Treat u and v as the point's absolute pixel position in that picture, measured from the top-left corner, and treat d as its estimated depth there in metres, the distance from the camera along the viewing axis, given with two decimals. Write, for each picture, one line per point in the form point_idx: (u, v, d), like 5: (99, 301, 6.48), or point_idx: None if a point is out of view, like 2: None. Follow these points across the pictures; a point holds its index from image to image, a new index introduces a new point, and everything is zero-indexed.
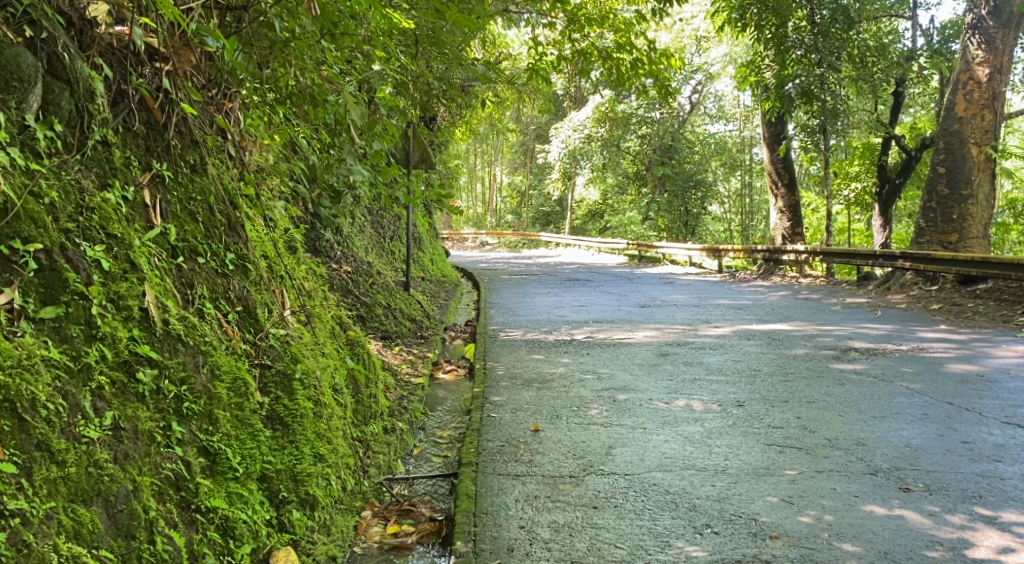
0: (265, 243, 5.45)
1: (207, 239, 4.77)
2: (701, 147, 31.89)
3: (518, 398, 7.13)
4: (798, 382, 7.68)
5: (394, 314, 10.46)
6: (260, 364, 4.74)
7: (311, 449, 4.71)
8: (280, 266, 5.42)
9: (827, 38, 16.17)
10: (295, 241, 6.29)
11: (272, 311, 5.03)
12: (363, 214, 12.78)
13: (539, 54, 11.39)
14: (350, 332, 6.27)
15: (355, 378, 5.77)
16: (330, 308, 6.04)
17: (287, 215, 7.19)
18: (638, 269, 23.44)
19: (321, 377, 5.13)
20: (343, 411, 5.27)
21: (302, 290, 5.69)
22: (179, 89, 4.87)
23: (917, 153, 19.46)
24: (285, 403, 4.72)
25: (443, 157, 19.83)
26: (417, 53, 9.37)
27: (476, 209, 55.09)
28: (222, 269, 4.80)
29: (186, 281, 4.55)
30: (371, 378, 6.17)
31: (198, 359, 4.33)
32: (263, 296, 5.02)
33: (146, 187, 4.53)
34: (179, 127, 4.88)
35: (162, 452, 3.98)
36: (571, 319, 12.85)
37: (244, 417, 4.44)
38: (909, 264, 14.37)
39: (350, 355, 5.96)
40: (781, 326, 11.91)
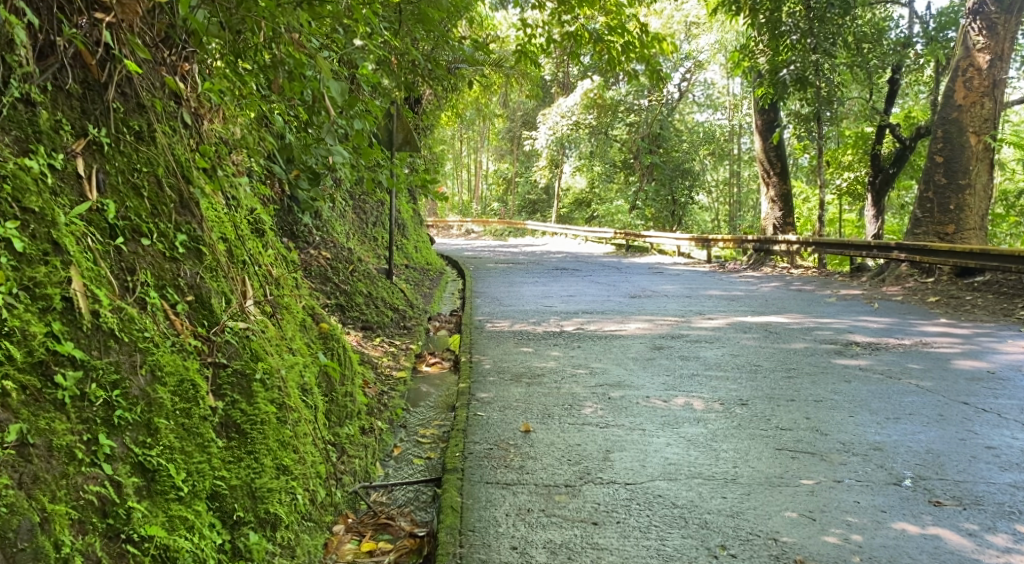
0: (225, 222, 4.93)
1: (154, 217, 4.29)
2: (690, 136, 31.45)
3: (506, 395, 6.68)
4: (803, 378, 7.24)
5: (375, 303, 10.00)
6: (213, 363, 4.23)
7: (272, 460, 4.24)
8: (242, 250, 4.91)
9: (823, 23, 15.64)
10: (264, 223, 5.80)
11: (230, 301, 4.52)
12: (345, 198, 12.26)
13: (527, 35, 10.89)
14: (324, 324, 5.77)
15: (328, 375, 5.29)
16: (300, 298, 5.56)
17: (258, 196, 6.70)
18: (626, 259, 23.01)
19: (286, 377, 4.64)
20: (312, 412, 4.78)
21: (269, 279, 5.19)
22: (124, 42, 4.35)
23: (911, 143, 19.09)
24: (242, 408, 4.24)
25: (428, 142, 19.33)
26: (401, 29, 8.88)
27: (462, 196, 54.53)
28: (172, 254, 4.30)
29: (127, 266, 4.05)
30: (347, 374, 5.68)
31: (135, 358, 3.84)
32: (221, 284, 4.51)
33: (80, 155, 4.05)
34: (122, 87, 4.38)
35: (85, 471, 3.51)
36: (559, 309, 12.38)
37: (193, 425, 3.96)
38: (905, 256, 13.96)
39: (323, 350, 5.47)
40: (777, 318, 11.46)
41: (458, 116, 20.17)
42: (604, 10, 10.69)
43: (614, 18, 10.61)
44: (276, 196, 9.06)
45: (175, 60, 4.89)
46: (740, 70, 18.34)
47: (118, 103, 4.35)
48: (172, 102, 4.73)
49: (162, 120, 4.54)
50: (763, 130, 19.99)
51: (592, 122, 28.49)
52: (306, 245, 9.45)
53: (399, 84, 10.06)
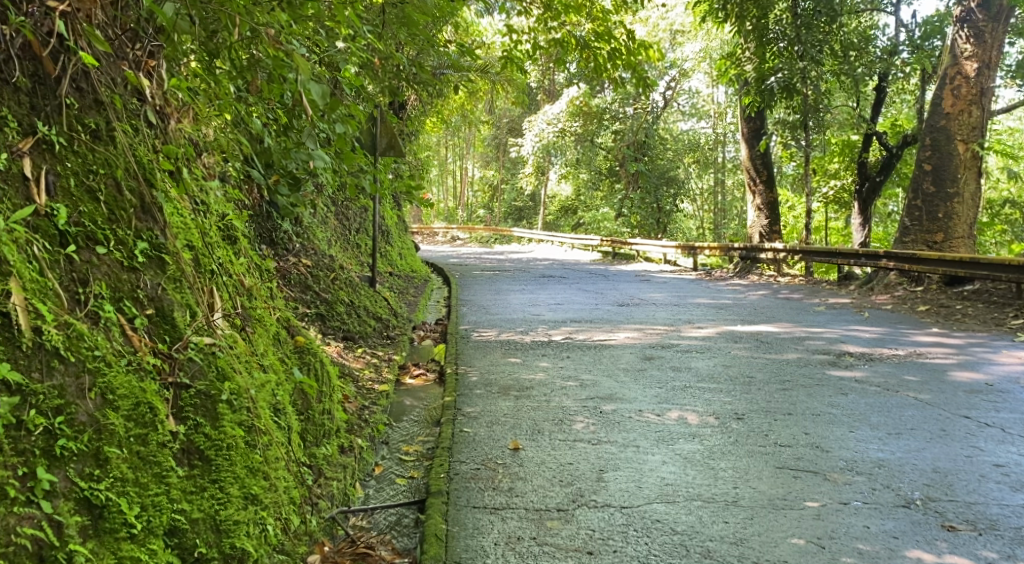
0: (193, 228, 4.65)
1: (112, 224, 4.03)
2: (675, 143, 31.29)
3: (494, 409, 6.42)
4: (798, 390, 6.99)
5: (358, 312, 9.72)
6: (174, 384, 3.96)
7: (240, 488, 3.96)
8: (211, 259, 4.63)
9: (810, 31, 15.69)
10: (237, 230, 5.52)
11: (196, 314, 4.25)
12: (327, 204, 12.00)
13: (513, 42, 10.69)
14: (299, 337, 5.49)
15: (304, 392, 5.01)
16: (274, 309, 5.29)
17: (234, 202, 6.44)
18: (613, 267, 22.80)
19: (257, 397, 4.36)
20: (285, 433, 4.51)
21: (241, 289, 4.91)
22: (80, 34, 4.10)
23: (897, 151, 18.96)
24: (207, 432, 3.97)
25: (413, 149, 19.09)
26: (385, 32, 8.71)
27: (448, 203, 54.26)
28: (131, 263, 4.04)
29: (79, 277, 3.80)
30: (324, 390, 5.40)
31: (82, 380, 3.58)
32: (186, 296, 4.23)
33: (28, 155, 3.78)
34: (77, 81, 4.12)
35: (20, 511, 3.24)
36: (545, 318, 12.13)
37: (150, 453, 3.69)
38: (894, 264, 13.77)
39: (298, 365, 5.19)
40: (767, 328, 11.22)
41: (444, 122, 19.93)
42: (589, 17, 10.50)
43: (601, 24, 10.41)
44: (254, 202, 8.78)
45: (141, 55, 4.64)
46: (726, 78, 18.15)
47: (72, 99, 4.08)
48: (134, 100, 4.47)
49: (122, 118, 4.27)
50: (749, 137, 19.77)
51: (578, 130, 28.58)
52: (286, 253, 9.18)
53: (381, 88, 9.84)
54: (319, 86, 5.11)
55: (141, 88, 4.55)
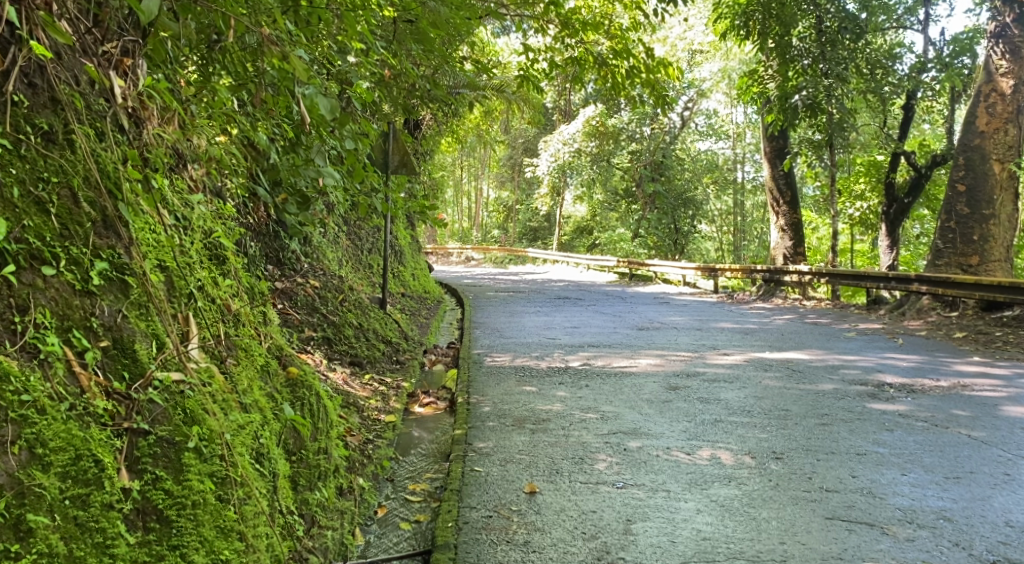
0: (166, 243, 4.24)
1: (63, 240, 3.73)
2: (692, 164, 30.76)
3: (508, 445, 5.91)
4: (839, 426, 6.48)
5: (366, 335, 9.25)
6: (130, 429, 3.62)
7: (207, 554, 3.60)
8: (184, 282, 4.22)
9: (835, 47, 15.16)
10: (225, 250, 5.05)
11: (161, 345, 3.90)
12: (338, 223, 11.58)
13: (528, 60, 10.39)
14: (291, 369, 4.97)
15: (295, 431, 4.57)
16: (261, 339, 4.84)
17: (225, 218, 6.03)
18: (631, 289, 22.23)
19: (234, 443, 3.96)
20: (268, 482, 4.09)
21: (224, 316, 4.51)
22: (34, 23, 3.78)
23: (926, 171, 18.38)
24: (167, 488, 3.62)
25: (429, 168, 18.69)
26: (402, 46, 8.32)
27: (462, 224, 53.88)
28: (85, 287, 3.74)
29: (19, 304, 3.52)
30: (319, 427, 4.92)
31: (6, 430, 3.28)
32: (149, 324, 3.89)
33: None
34: (26, 72, 3.80)
35: None
36: (563, 342, 11.61)
37: (91, 518, 3.37)
38: (926, 288, 13.18)
39: (289, 403, 4.71)
40: (797, 354, 10.68)
41: (459, 141, 19.53)
42: (608, 33, 10.17)
43: (619, 41, 10.07)
44: (259, 219, 8.35)
45: (113, 52, 4.30)
46: (748, 96, 17.62)
47: (22, 95, 3.77)
48: (101, 100, 4.14)
49: (83, 120, 3.95)
50: (772, 157, 19.24)
51: (595, 150, 28.09)
52: (293, 274, 8.75)
53: (393, 104, 9.46)
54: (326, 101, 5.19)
55: (111, 88, 4.21)
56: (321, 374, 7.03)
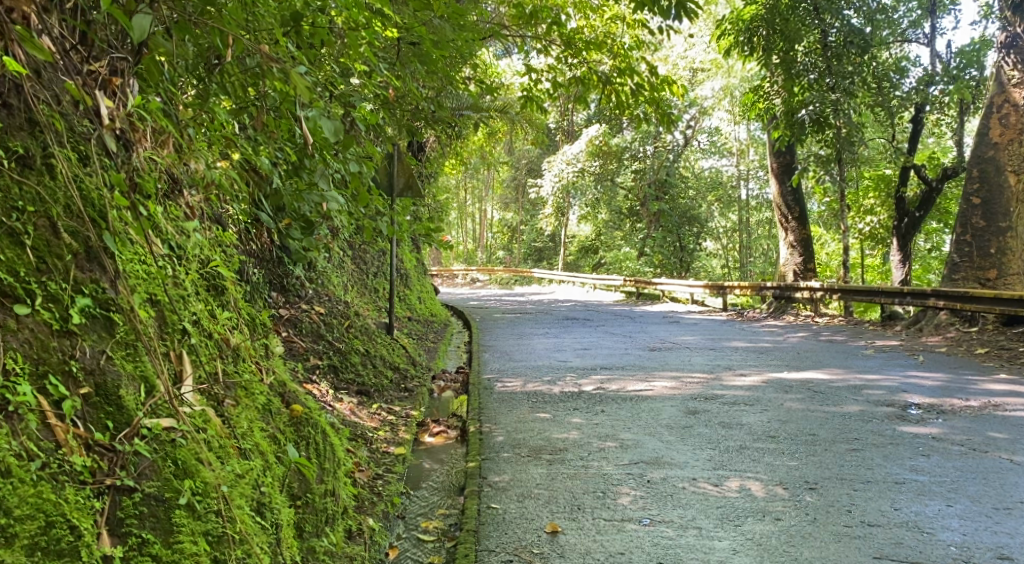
0: (158, 273, 4.01)
1: (39, 275, 3.52)
2: (696, 183, 30.54)
3: (525, 478, 5.62)
4: (872, 452, 6.18)
5: (373, 361, 8.95)
6: (112, 487, 3.43)
7: None
8: (177, 315, 4.00)
9: (841, 61, 14.94)
10: (226, 277, 4.81)
11: (149, 389, 3.68)
12: (342, 247, 11.32)
13: (529, 81, 10.29)
14: (294, 406, 4.70)
15: (302, 474, 4.38)
16: (263, 372, 4.60)
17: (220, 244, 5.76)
18: (639, 308, 21.93)
19: (232, 495, 3.76)
20: (270, 535, 3.89)
21: (223, 352, 4.28)
22: (10, 38, 3.59)
23: (937, 185, 18.00)
24: (154, 553, 3.42)
25: (433, 190, 18.43)
26: (404, 66, 8.10)
27: (465, 245, 53.67)
28: (64, 327, 3.54)
29: None
30: (326, 467, 4.67)
31: None
32: (135, 366, 3.68)
33: None
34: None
35: None
36: (574, 365, 11.31)
37: None
38: (943, 303, 12.86)
39: (293, 442, 4.48)
40: (816, 374, 10.35)
41: (462, 163, 19.29)
42: (610, 52, 10.01)
43: (623, 60, 9.89)
44: (263, 246, 8.08)
45: (100, 70, 4.09)
46: (755, 111, 17.37)
47: None
48: (86, 120, 3.93)
49: (65, 142, 3.75)
50: (780, 173, 18.94)
51: (598, 169, 27.87)
52: (297, 301, 8.49)
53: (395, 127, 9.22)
54: (331, 121, 5.31)
55: (96, 108, 4.00)
56: (326, 406, 6.77)
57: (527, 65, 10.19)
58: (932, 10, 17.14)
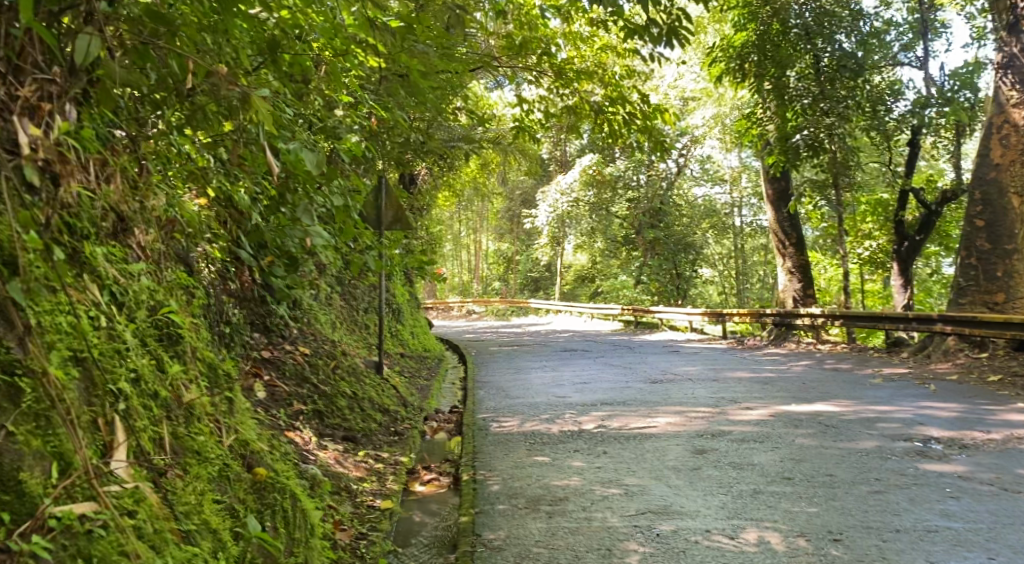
0: (87, 323, 3.94)
1: None
2: (690, 211, 30.14)
3: (522, 534, 5.27)
4: (896, 494, 5.79)
5: (361, 404, 8.42)
6: None
7: None
8: (112, 367, 3.97)
9: (835, 86, 14.44)
10: (181, 329, 4.74)
11: (57, 471, 3.51)
12: (331, 282, 10.90)
13: (522, 112, 10.09)
14: (258, 470, 4.71)
15: (263, 548, 4.29)
16: (215, 434, 4.54)
17: (185, 291, 5.50)
18: (637, 337, 21.46)
19: None
20: None
21: (170, 413, 4.28)
22: None
23: (937, 208, 17.61)
24: None
25: (425, 223, 18.01)
26: (391, 99, 7.75)
27: (461, 277, 53.11)
28: None
29: None
30: (297, 536, 4.62)
31: None
32: (40, 443, 3.50)
33: None
34: None
35: None
36: (572, 401, 10.85)
37: None
38: (951, 329, 12.39)
39: (253, 513, 4.43)
40: (825, 406, 9.89)
41: (455, 193, 18.90)
42: (601, 82, 9.75)
43: (614, 89, 9.58)
44: (243, 284, 7.61)
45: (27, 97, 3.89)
46: (749, 136, 16.99)
47: None
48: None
49: None
50: (776, 199, 18.51)
51: (592, 199, 27.73)
52: (281, 342, 8.07)
53: (383, 160, 8.85)
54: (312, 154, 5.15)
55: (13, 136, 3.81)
56: (308, 455, 6.35)
57: (518, 98, 9.90)
58: (923, 31, 16.65)
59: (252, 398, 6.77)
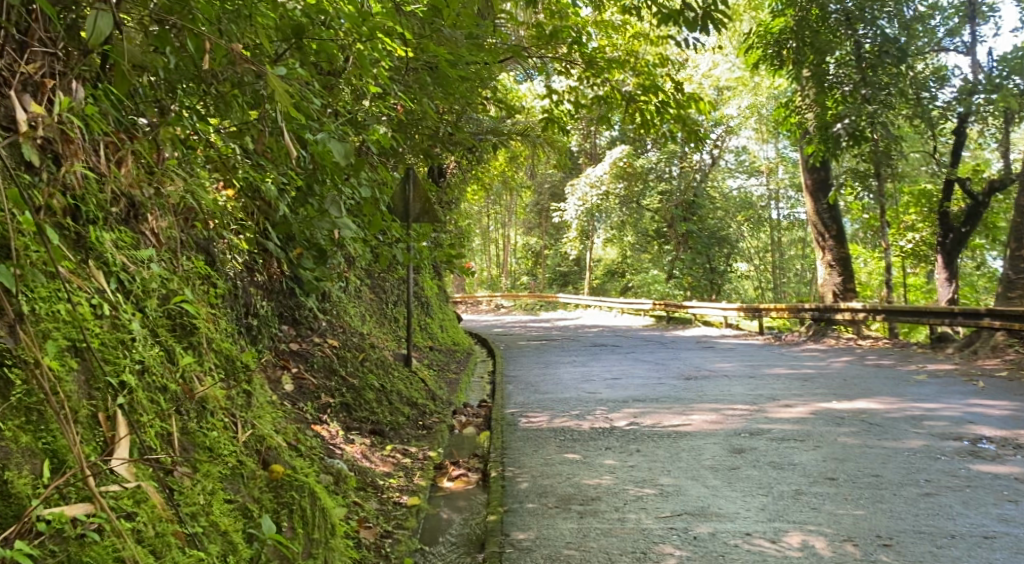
0: (88, 308, 3.86)
1: None
2: (724, 204, 29.73)
3: (554, 535, 5.06)
4: (950, 499, 5.54)
5: (389, 398, 8.22)
6: None
7: None
8: (117, 356, 3.89)
9: (877, 72, 14.05)
10: (196, 320, 4.62)
11: (48, 471, 3.43)
12: (359, 275, 10.72)
13: (552, 102, 9.89)
14: (275, 468, 4.54)
15: (278, 551, 4.12)
16: (228, 429, 4.41)
17: (203, 280, 5.33)
18: (670, 332, 21.13)
19: None
20: None
21: (181, 407, 4.16)
22: None
23: (983, 198, 17.24)
24: None
25: (455, 216, 17.80)
26: (421, 88, 7.55)
27: (490, 272, 52.94)
28: None
29: None
30: (317, 536, 4.47)
31: None
32: (30, 438, 3.45)
33: None
34: None
35: None
36: (604, 396, 10.61)
37: None
38: (1000, 324, 12.04)
39: (268, 513, 4.27)
40: (868, 403, 9.60)
41: (485, 186, 18.67)
42: (634, 69, 9.51)
43: (649, 76, 9.38)
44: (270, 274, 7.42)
45: (33, 76, 3.92)
46: (785, 126, 16.59)
47: None
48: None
49: None
50: (814, 190, 18.09)
51: (623, 192, 27.47)
52: (310, 334, 7.90)
53: (411, 148, 8.66)
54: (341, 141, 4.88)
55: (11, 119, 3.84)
56: (335, 450, 6.16)
57: (550, 86, 9.70)
58: (971, 16, 16.19)
59: (278, 390, 6.59)
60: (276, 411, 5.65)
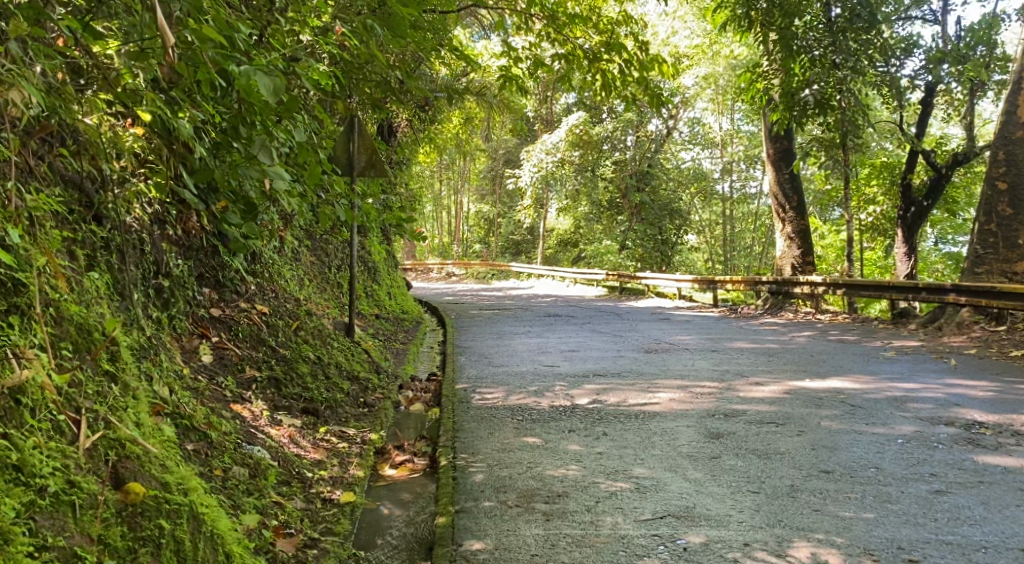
0: None
1: None
2: (678, 174, 28.96)
3: (520, 544, 4.29)
4: (966, 499, 4.84)
5: (326, 371, 7.29)
6: None
7: None
8: None
9: (844, 37, 13.19)
10: (17, 273, 3.87)
11: None
12: (296, 236, 9.73)
13: (509, 59, 8.84)
14: (132, 486, 3.76)
15: None
16: (51, 437, 3.63)
17: (66, 238, 4.47)
18: (624, 303, 20.40)
19: None
20: None
21: None
22: None
23: (947, 171, 16.64)
24: None
25: (404, 177, 16.80)
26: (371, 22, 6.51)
27: (442, 238, 51.83)
28: None
29: None
30: None
31: None
32: None
33: None
34: None
35: None
36: (563, 371, 9.80)
37: None
38: (965, 300, 11.37)
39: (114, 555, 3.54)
40: (843, 382, 8.89)
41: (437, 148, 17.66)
42: (597, 26, 8.52)
43: (612, 31, 8.43)
44: (187, 230, 6.41)
45: None
46: (749, 93, 15.64)
47: None
48: None
49: None
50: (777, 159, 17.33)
51: (578, 160, 26.75)
52: (235, 297, 6.90)
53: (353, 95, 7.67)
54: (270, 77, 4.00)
55: None
56: (257, 434, 5.25)
57: (506, 39, 8.68)
58: None
59: (191, 364, 5.66)
60: (179, 393, 4.76)
